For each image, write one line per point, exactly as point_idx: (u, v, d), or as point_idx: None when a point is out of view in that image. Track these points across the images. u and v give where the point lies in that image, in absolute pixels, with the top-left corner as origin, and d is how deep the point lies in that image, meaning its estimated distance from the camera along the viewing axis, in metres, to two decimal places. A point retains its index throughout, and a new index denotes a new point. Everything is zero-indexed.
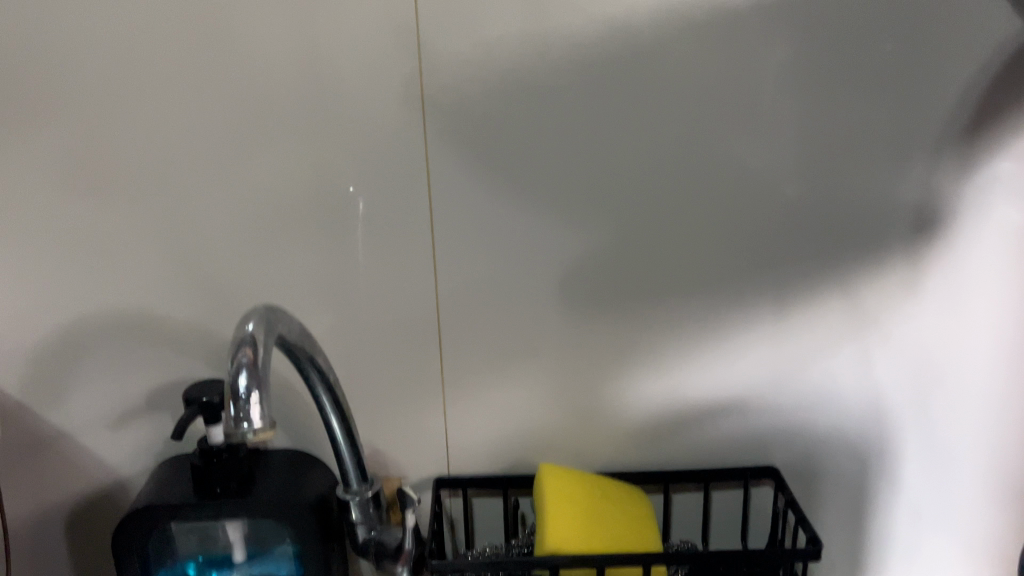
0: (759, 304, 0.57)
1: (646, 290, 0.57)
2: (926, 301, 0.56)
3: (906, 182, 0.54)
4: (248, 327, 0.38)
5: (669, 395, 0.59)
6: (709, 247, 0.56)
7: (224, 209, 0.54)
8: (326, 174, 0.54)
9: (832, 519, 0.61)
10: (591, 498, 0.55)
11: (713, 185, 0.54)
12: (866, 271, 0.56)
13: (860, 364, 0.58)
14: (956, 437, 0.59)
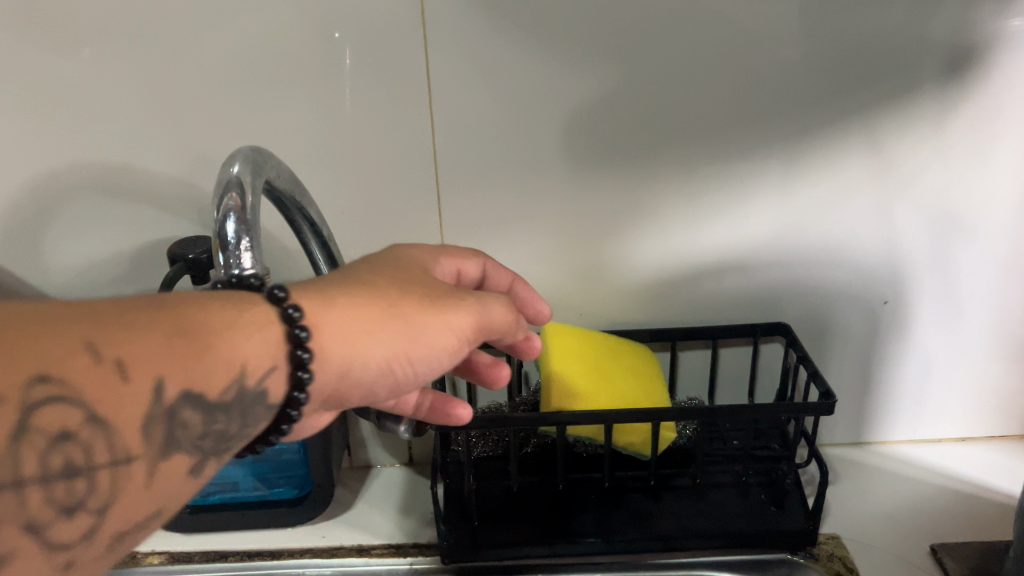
0: (773, 156, 0.53)
1: (654, 139, 0.53)
2: (951, 148, 0.52)
3: (940, 15, 0.49)
4: (233, 168, 0.35)
5: (678, 250, 0.57)
6: (725, 91, 0.51)
7: (193, 54, 0.49)
8: (305, 19, 0.48)
9: (840, 369, 0.61)
10: (599, 357, 0.54)
11: (731, 24, 0.49)
12: (889, 117, 0.52)
13: (880, 215, 0.55)
14: (975, 287, 0.57)
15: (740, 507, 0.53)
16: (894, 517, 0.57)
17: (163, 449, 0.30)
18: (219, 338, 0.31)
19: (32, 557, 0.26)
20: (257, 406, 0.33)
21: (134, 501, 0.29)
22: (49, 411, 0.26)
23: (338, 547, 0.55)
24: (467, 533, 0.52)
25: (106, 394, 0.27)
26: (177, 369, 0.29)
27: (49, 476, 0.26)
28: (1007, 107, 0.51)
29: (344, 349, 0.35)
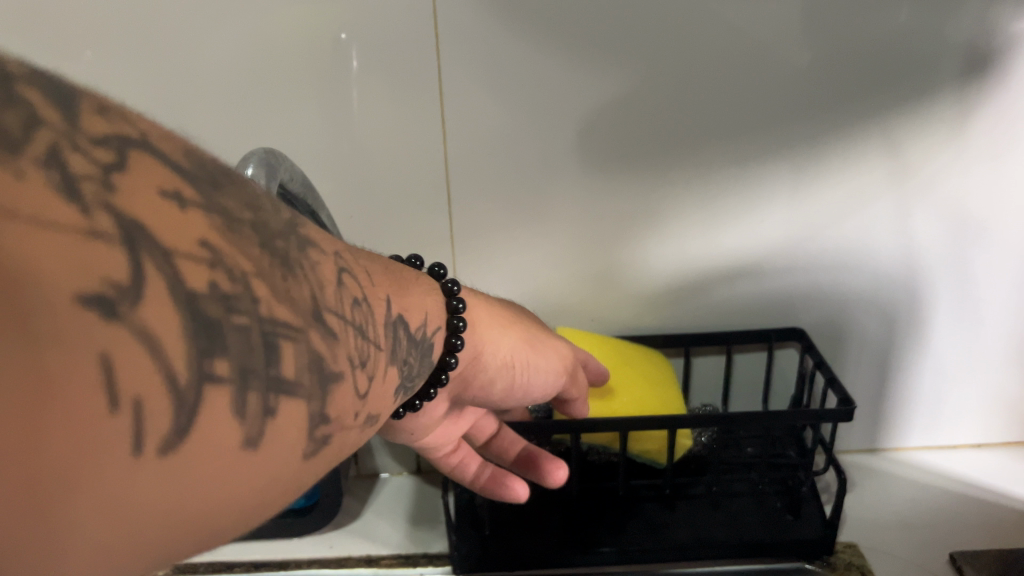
0: (788, 159, 0.53)
1: (668, 143, 0.52)
2: (968, 151, 0.52)
3: (963, 15, 0.48)
4: (247, 171, 0.34)
5: (693, 255, 0.56)
6: (743, 91, 0.50)
7: (201, 51, 0.48)
8: (312, 20, 0.47)
9: (855, 374, 0.61)
10: (612, 358, 0.53)
11: (753, 22, 0.48)
12: (906, 120, 0.51)
13: (898, 218, 0.54)
14: (992, 292, 0.56)
15: (756, 516, 0.52)
16: (910, 524, 0.57)
17: (395, 354, 0.28)
18: (420, 288, 0.33)
19: (348, 392, 0.23)
20: (432, 351, 0.33)
21: (379, 390, 0.27)
22: (347, 275, 0.25)
23: (347, 557, 0.54)
24: (478, 543, 0.51)
25: (369, 283, 0.27)
26: (394, 292, 0.29)
27: (356, 325, 0.24)
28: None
29: (486, 335, 0.40)
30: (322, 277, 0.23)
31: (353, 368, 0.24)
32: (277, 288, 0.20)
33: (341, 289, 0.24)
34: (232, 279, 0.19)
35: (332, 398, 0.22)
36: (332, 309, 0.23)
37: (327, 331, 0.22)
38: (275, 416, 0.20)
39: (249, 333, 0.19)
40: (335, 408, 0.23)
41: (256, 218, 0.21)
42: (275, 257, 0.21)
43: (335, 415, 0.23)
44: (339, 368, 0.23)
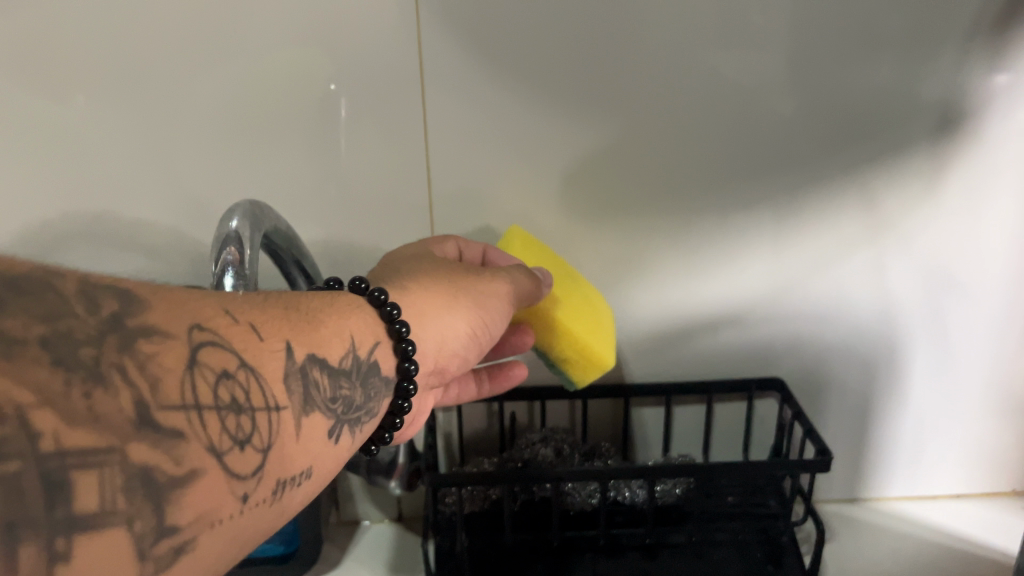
0: (770, 211, 0.54)
1: (650, 194, 0.53)
2: (945, 207, 0.53)
3: (935, 73, 0.49)
4: (231, 223, 0.34)
5: (675, 306, 0.57)
6: (724, 145, 0.52)
7: (195, 101, 0.49)
8: (303, 71, 0.48)
9: (836, 425, 0.61)
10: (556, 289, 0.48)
11: (734, 79, 0.49)
12: (883, 173, 0.52)
13: (875, 274, 0.55)
14: (968, 342, 0.57)
15: (738, 566, 0.52)
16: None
17: (304, 404, 0.29)
18: (333, 315, 0.33)
19: (218, 483, 0.24)
20: (373, 376, 0.35)
21: (283, 453, 0.28)
22: (209, 351, 0.25)
23: None
24: None
25: (252, 346, 0.27)
26: (297, 336, 0.30)
27: (219, 407, 0.25)
28: (997, 169, 0.52)
29: (431, 330, 0.40)
30: (162, 371, 0.23)
31: (219, 456, 0.24)
32: (81, 413, 0.20)
33: (194, 374, 0.24)
34: (3, 421, 0.19)
35: (192, 495, 0.23)
36: (177, 404, 0.23)
37: (162, 432, 0.22)
38: (83, 551, 0.20)
39: (27, 476, 0.19)
40: (197, 507, 0.23)
41: (53, 333, 0.21)
42: (81, 376, 0.21)
43: (196, 513, 0.23)
44: (196, 463, 0.23)
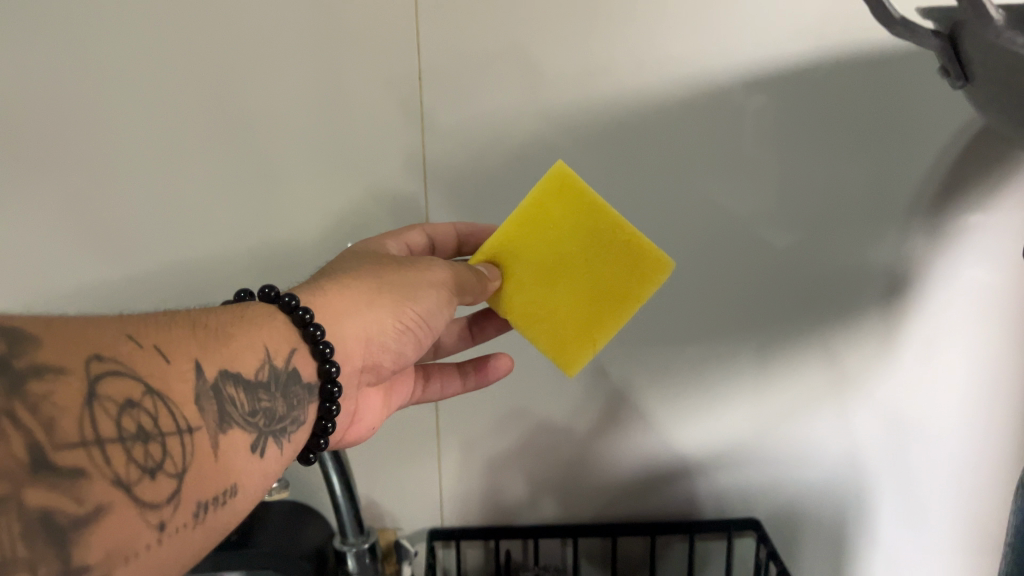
0: (743, 364, 0.60)
1: (633, 350, 0.59)
2: (900, 363, 0.59)
3: (881, 245, 0.56)
4: None
5: (657, 450, 0.62)
6: (696, 304, 0.58)
7: (237, 252, 0.58)
8: (329, 231, 0.57)
9: (813, 563, 0.65)
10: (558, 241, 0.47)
11: (702, 245, 0.57)
12: (842, 332, 0.58)
13: (840, 423, 0.61)
14: (932, 485, 0.62)
15: None
16: None
17: (218, 423, 0.31)
18: (241, 328, 0.35)
19: (126, 516, 0.26)
20: (294, 384, 0.37)
21: (201, 474, 0.30)
22: (109, 385, 0.27)
23: None
24: None
25: (157, 371, 0.29)
26: (206, 353, 0.32)
27: (124, 439, 0.27)
28: (945, 332, 0.58)
29: (356, 325, 0.41)
30: (55, 411, 0.25)
31: (124, 486, 0.26)
32: None
33: (92, 409, 0.26)
34: None
35: (101, 533, 0.25)
36: (75, 443, 0.25)
37: (63, 474, 0.25)
38: None
39: None
40: (107, 545, 0.25)
41: None
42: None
43: (108, 545, 0.26)
44: (100, 500, 0.26)
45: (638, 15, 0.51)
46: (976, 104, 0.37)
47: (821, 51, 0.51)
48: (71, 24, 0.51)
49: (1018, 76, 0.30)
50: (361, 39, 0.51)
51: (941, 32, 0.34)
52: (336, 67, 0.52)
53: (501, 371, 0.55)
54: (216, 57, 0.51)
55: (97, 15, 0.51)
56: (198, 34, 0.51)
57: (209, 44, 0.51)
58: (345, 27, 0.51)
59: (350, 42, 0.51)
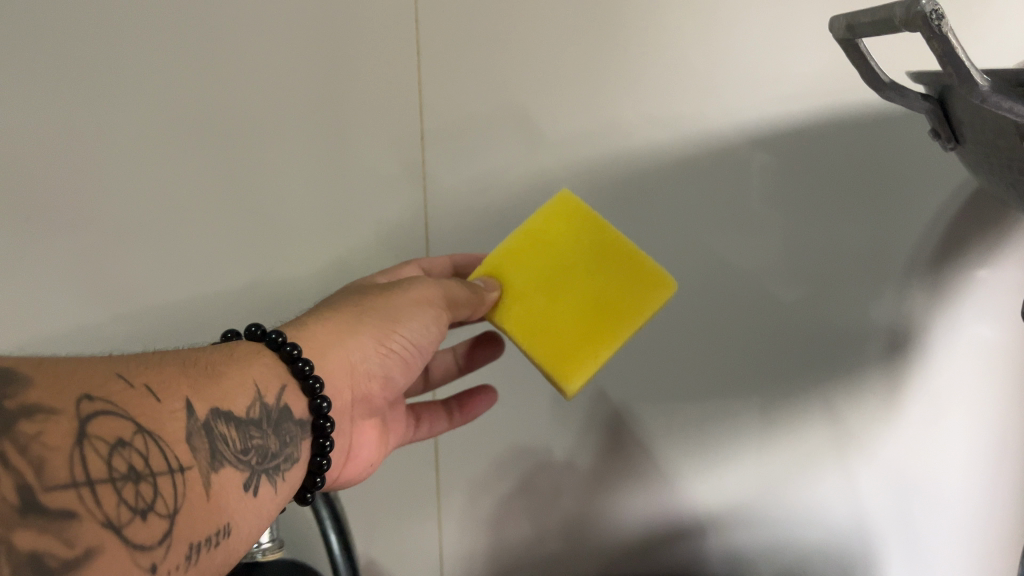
0: (745, 423, 0.59)
1: (633, 408, 0.59)
2: (903, 423, 0.58)
3: (881, 304, 0.56)
4: None
5: (659, 511, 0.61)
6: (697, 362, 0.58)
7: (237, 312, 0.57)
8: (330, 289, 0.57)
9: None
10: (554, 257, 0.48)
11: (702, 304, 0.57)
12: (844, 390, 0.58)
13: (845, 483, 0.60)
14: (941, 550, 0.61)
15: None
16: None
17: (210, 462, 0.31)
18: (232, 367, 0.35)
19: (118, 558, 0.25)
20: (286, 421, 0.37)
21: (193, 514, 0.29)
22: (100, 425, 0.26)
23: None
24: None
25: (149, 411, 0.29)
26: (196, 392, 0.31)
27: (116, 479, 0.26)
28: (948, 392, 0.58)
29: (341, 354, 0.42)
30: (45, 451, 0.25)
31: (117, 528, 0.26)
32: None
33: (83, 450, 0.25)
34: None
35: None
36: (65, 483, 0.25)
37: (51, 515, 0.24)
38: None
39: None
40: None
41: None
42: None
43: None
44: (91, 542, 0.25)
45: (635, 79, 0.52)
46: (969, 167, 0.37)
47: (814, 112, 0.53)
48: (83, 87, 0.52)
49: (1004, 139, 0.30)
50: (367, 102, 0.52)
51: (929, 96, 0.35)
52: (342, 128, 0.53)
53: (489, 396, 0.56)
54: (226, 118, 0.53)
55: (110, 78, 0.52)
56: (207, 94, 0.52)
57: (220, 105, 0.52)
58: (351, 90, 0.52)
59: (356, 104, 0.53)
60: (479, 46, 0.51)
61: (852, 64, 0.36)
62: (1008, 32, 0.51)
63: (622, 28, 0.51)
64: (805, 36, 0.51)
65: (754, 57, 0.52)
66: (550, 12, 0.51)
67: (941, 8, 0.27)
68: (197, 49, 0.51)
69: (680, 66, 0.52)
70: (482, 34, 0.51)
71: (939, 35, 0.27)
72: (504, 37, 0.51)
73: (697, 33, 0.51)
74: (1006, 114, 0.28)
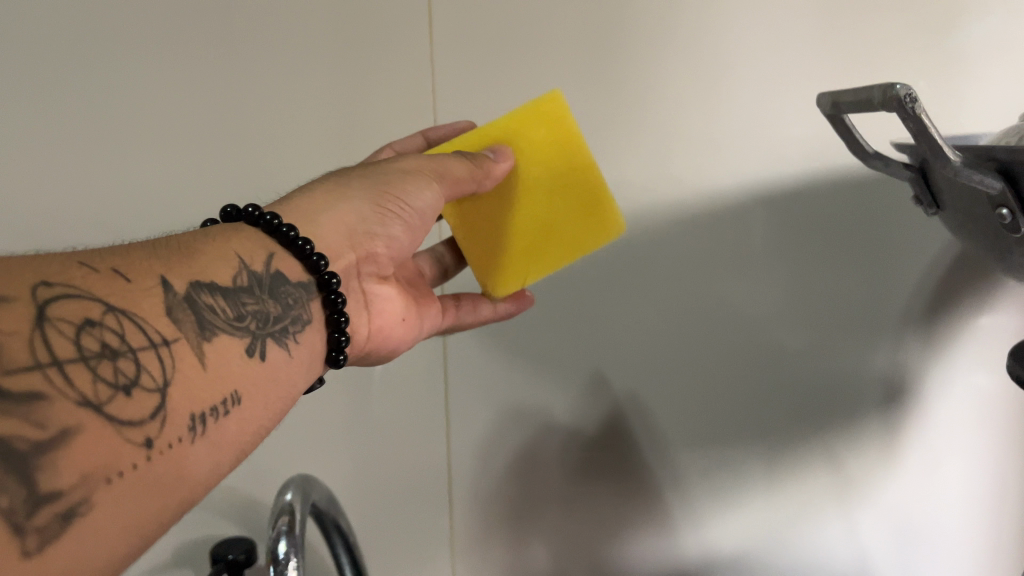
0: (749, 469, 0.61)
1: (641, 455, 0.61)
2: (901, 469, 0.60)
3: (878, 353, 0.58)
4: (286, 497, 0.47)
5: (668, 557, 0.63)
6: (702, 410, 0.60)
7: None
8: None
9: None
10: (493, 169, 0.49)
11: (706, 355, 0.59)
12: (844, 437, 0.60)
13: (847, 528, 0.62)
14: None
15: None
16: None
17: (200, 335, 0.30)
18: (212, 245, 0.34)
19: (101, 435, 0.25)
20: (282, 285, 0.37)
21: (193, 387, 0.29)
22: (61, 305, 0.26)
23: None
24: None
25: (117, 290, 0.28)
26: (173, 268, 0.31)
27: (87, 359, 0.26)
28: (944, 439, 0.60)
29: (334, 222, 0.42)
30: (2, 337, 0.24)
31: (97, 406, 0.25)
32: None
33: (42, 334, 0.25)
34: None
35: (73, 453, 0.24)
36: (25, 366, 0.24)
37: (19, 399, 0.23)
38: None
39: None
40: (79, 466, 0.24)
41: None
42: None
43: (86, 465, 0.24)
44: (67, 421, 0.24)
45: (636, 145, 0.56)
46: (952, 229, 0.40)
47: (808, 173, 0.56)
48: (120, 154, 0.55)
49: (980, 207, 0.33)
50: None
51: (911, 165, 0.37)
52: None
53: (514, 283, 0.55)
54: (255, 179, 0.57)
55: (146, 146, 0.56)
56: (235, 155, 0.56)
57: (250, 167, 0.56)
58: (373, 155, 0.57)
59: None
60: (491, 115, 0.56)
61: (838, 135, 0.39)
62: (975, 100, 0.55)
63: (623, 98, 0.55)
64: (794, 101, 0.55)
65: (748, 124, 0.55)
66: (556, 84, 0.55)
67: (915, 93, 0.30)
68: (230, 120, 0.55)
69: (678, 133, 0.55)
70: (495, 104, 0.55)
71: (905, 111, 0.30)
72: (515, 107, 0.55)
73: (692, 102, 0.55)
74: (977, 185, 0.31)
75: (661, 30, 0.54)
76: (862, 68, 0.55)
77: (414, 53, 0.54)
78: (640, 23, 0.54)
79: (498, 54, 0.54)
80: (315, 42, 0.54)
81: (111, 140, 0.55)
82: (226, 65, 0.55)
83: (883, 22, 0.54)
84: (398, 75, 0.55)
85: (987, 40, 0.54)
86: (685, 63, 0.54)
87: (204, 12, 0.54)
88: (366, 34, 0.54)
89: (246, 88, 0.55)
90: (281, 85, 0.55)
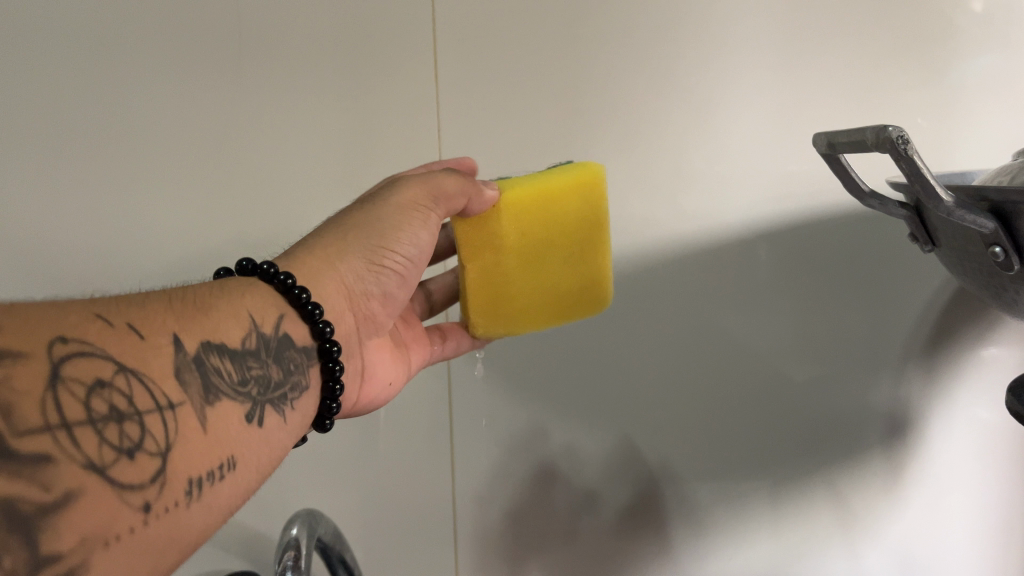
0: (755, 503, 0.61)
1: (648, 491, 0.61)
2: (906, 502, 0.61)
3: (880, 386, 0.59)
4: (292, 532, 0.47)
5: None
6: (707, 445, 0.60)
7: None
8: None
9: None
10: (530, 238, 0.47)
11: (710, 390, 0.60)
12: (849, 471, 0.60)
13: (852, 563, 0.62)
14: None
15: None
16: None
17: (202, 397, 0.31)
18: (222, 302, 0.35)
19: (104, 496, 0.25)
20: (287, 350, 0.38)
21: (191, 451, 0.29)
22: (76, 363, 0.26)
23: None
24: None
25: (130, 347, 0.28)
26: (184, 326, 0.31)
27: (97, 420, 0.26)
28: (948, 473, 0.60)
29: (332, 281, 0.42)
30: (15, 397, 0.24)
31: (102, 468, 0.25)
32: None
33: (57, 394, 0.25)
34: None
35: (76, 516, 0.24)
36: (38, 427, 0.24)
37: (29, 461, 0.23)
38: None
39: None
40: (80, 530, 0.24)
41: None
42: None
43: (86, 529, 0.24)
44: (70, 485, 0.24)
45: (641, 183, 0.56)
46: (948, 266, 0.40)
47: (808, 211, 0.57)
48: (128, 191, 0.55)
49: (975, 246, 0.34)
50: None
51: (907, 204, 0.38)
52: None
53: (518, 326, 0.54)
54: (260, 215, 0.57)
55: (153, 182, 0.55)
56: (241, 195, 0.56)
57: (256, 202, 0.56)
58: None
59: None
60: (498, 151, 0.56)
61: (835, 173, 0.39)
62: (971, 139, 0.56)
63: (627, 139, 0.56)
64: (794, 140, 0.56)
65: (751, 164, 0.56)
66: (562, 123, 0.56)
67: (907, 135, 0.31)
68: (237, 157, 0.55)
69: (681, 172, 0.56)
70: (500, 143, 0.56)
71: (894, 148, 0.31)
72: (520, 146, 0.56)
73: (695, 142, 0.56)
74: (970, 225, 0.31)
75: (664, 73, 0.55)
76: (860, 109, 0.56)
77: (423, 94, 0.55)
78: (643, 67, 0.55)
79: (504, 95, 0.55)
80: (326, 83, 0.55)
81: (117, 175, 0.55)
82: (236, 105, 0.55)
83: (882, 65, 0.55)
84: (406, 113, 0.56)
85: (979, 83, 0.56)
86: (688, 105, 0.56)
87: (216, 52, 0.54)
88: (374, 75, 0.55)
89: (256, 127, 0.55)
90: (290, 124, 0.55)
